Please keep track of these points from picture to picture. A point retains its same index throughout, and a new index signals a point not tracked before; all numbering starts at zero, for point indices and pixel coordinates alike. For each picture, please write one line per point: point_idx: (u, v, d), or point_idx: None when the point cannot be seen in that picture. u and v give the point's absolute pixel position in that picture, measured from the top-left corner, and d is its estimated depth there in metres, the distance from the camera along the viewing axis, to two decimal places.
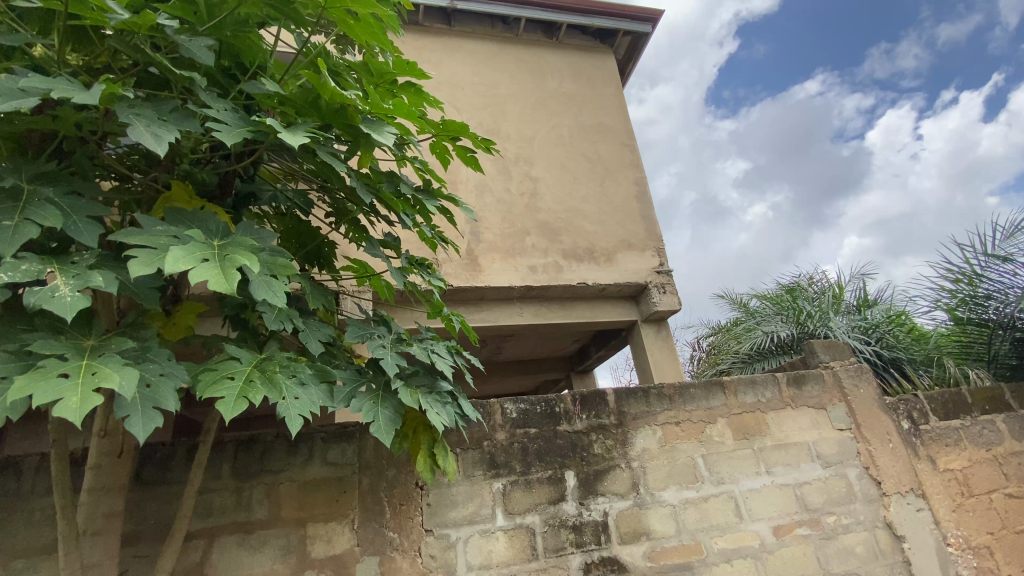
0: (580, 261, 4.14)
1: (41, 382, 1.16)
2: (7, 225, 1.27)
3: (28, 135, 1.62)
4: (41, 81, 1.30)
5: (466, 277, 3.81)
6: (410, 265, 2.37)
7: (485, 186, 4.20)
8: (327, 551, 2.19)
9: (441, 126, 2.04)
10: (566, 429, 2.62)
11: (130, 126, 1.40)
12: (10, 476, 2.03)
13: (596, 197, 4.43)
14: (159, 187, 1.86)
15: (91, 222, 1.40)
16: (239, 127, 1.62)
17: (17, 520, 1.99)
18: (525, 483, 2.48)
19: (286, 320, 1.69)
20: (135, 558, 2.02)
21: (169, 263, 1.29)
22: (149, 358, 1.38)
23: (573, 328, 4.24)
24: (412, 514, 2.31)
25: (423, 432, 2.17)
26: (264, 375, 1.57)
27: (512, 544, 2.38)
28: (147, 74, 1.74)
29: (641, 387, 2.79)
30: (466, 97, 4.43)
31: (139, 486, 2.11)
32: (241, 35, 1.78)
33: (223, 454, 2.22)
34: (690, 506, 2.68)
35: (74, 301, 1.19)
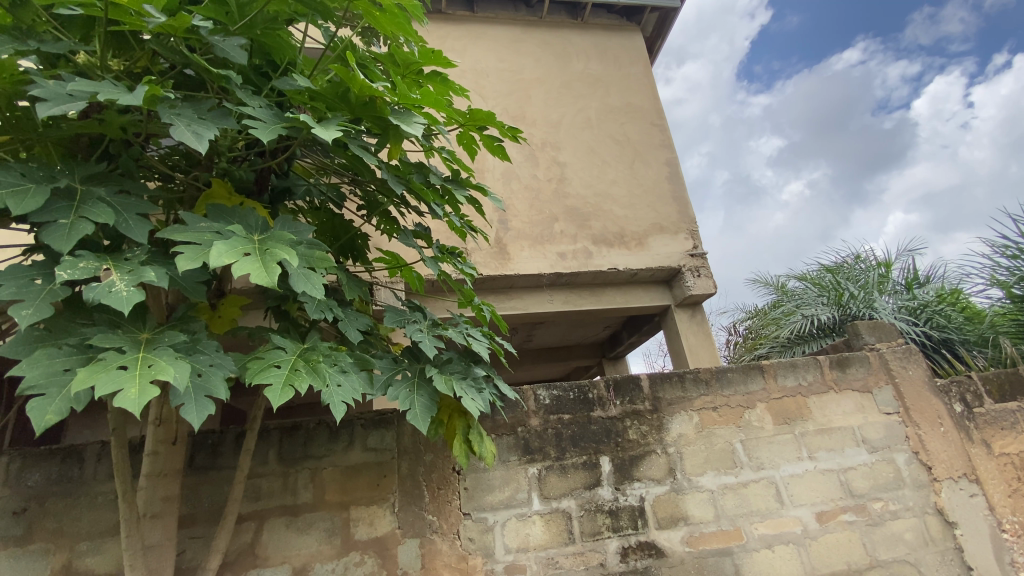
0: (610, 246, 4.08)
1: (102, 374, 1.23)
2: (64, 223, 1.34)
3: (77, 140, 1.70)
4: (88, 84, 1.35)
5: (495, 265, 3.82)
6: (441, 255, 2.39)
7: (513, 173, 4.18)
8: (370, 533, 2.26)
9: (468, 115, 2.04)
10: (601, 415, 2.61)
11: (172, 126, 1.46)
12: (74, 463, 2.17)
13: (625, 179, 4.35)
14: (199, 185, 1.93)
15: (140, 219, 1.46)
16: (274, 123, 1.66)
17: (83, 504, 2.14)
18: (560, 468, 2.49)
19: (327, 309, 1.75)
20: (192, 539, 2.14)
21: (214, 258, 1.34)
22: (199, 350, 1.44)
23: (605, 314, 4.20)
24: (450, 498, 2.36)
25: (458, 417, 2.22)
26: (308, 364, 1.61)
27: (549, 528, 2.40)
28: (184, 76, 1.80)
29: (676, 372, 2.75)
30: (491, 84, 4.39)
31: (192, 472, 2.22)
32: (271, 33, 1.81)
33: (269, 441, 2.31)
34: (728, 492, 2.65)
35: (129, 295, 1.25)
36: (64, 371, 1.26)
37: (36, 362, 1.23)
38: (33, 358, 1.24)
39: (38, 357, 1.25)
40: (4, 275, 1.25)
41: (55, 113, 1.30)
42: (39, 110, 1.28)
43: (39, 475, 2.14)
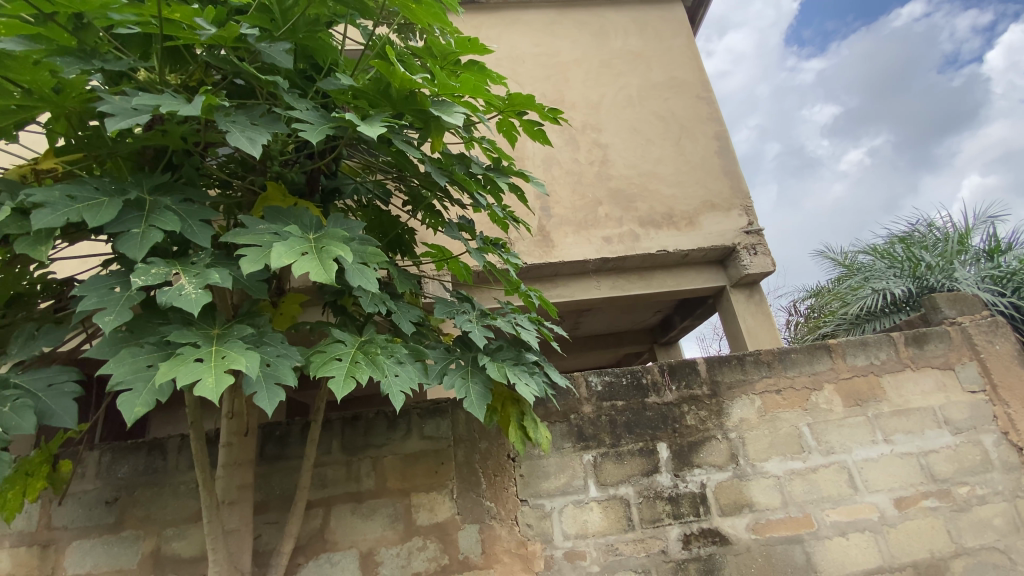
0: (658, 227, 3.97)
1: (181, 366, 1.31)
2: (137, 233, 1.42)
3: (144, 153, 1.81)
4: (151, 98, 1.43)
5: (540, 254, 3.79)
6: (486, 245, 2.39)
7: (554, 158, 4.12)
8: (431, 519, 2.32)
9: (507, 100, 2.02)
10: (656, 401, 2.55)
11: (228, 133, 1.52)
12: (158, 455, 2.35)
13: (672, 157, 4.20)
14: (255, 189, 2.02)
15: (204, 225, 1.54)
16: (322, 124, 1.69)
17: (168, 492, 2.31)
18: (616, 455, 2.46)
19: (382, 301, 1.80)
20: (266, 524, 2.27)
21: (275, 258, 1.39)
22: (266, 341, 1.51)
23: (655, 298, 4.10)
24: (507, 484, 2.39)
25: (512, 405, 2.24)
26: (367, 356, 1.66)
27: (607, 515, 2.38)
28: (235, 86, 1.88)
29: (735, 355, 2.65)
30: (528, 70, 4.33)
31: (264, 461, 2.35)
32: (314, 36, 1.85)
33: (332, 431, 2.41)
34: (796, 478, 2.53)
35: (199, 297, 1.32)
36: (147, 367, 1.35)
37: (123, 360, 1.32)
38: (120, 356, 1.33)
39: (124, 356, 1.34)
40: (87, 286, 1.35)
41: (124, 126, 1.38)
42: (109, 124, 1.37)
43: (128, 467, 2.33)
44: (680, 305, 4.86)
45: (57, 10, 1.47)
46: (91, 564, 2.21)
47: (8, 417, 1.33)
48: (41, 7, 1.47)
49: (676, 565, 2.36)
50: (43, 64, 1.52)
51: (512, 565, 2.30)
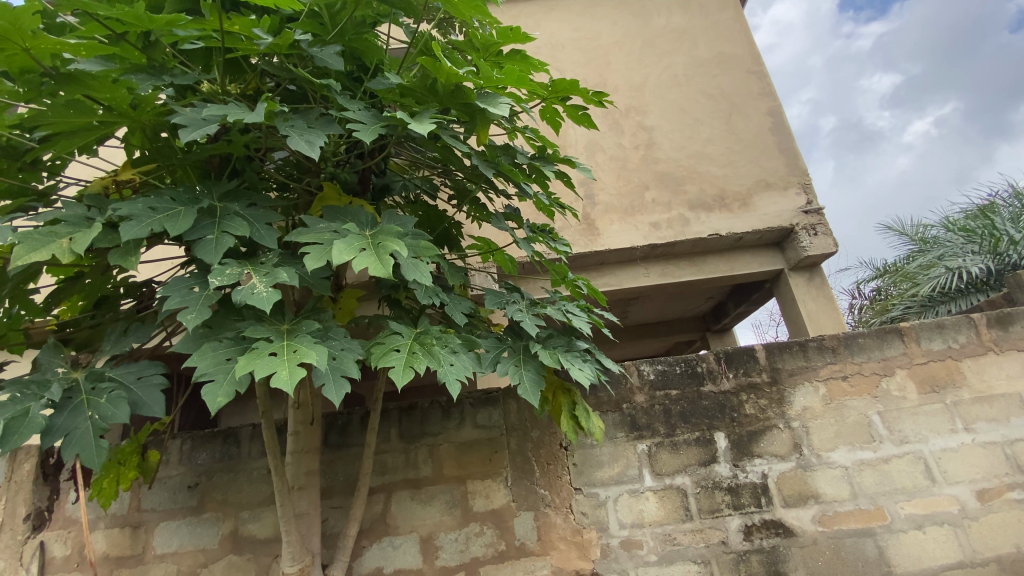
0: (709, 210, 3.84)
1: (258, 359, 1.39)
2: (212, 238, 1.52)
3: (210, 163, 1.94)
4: (218, 109, 1.52)
5: (586, 242, 3.76)
6: (534, 234, 2.39)
7: (597, 144, 4.05)
8: (487, 506, 2.37)
9: (551, 87, 2.01)
10: (712, 390, 2.49)
11: (288, 137, 1.59)
12: (233, 443, 2.51)
13: (722, 136, 4.04)
14: (312, 190, 2.11)
15: (270, 228, 1.62)
16: (373, 124, 1.74)
17: (243, 477, 2.47)
18: (671, 445, 2.42)
19: (435, 294, 1.84)
20: (332, 508, 2.39)
21: (336, 256, 1.45)
22: (331, 336, 1.59)
23: (708, 284, 3.98)
24: (560, 473, 2.40)
25: (563, 394, 2.25)
26: (423, 347, 1.71)
27: (664, 504, 2.36)
28: (289, 92, 1.96)
29: (797, 341, 2.54)
30: (568, 55, 4.26)
31: (328, 448, 2.47)
32: (361, 38, 1.90)
33: (390, 421, 2.50)
34: (866, 468, 2.41)
35: (271, 295, 1.40)
36: (226, 360, 1.44)
37: (205, 354, 1.41)
38: (202, 350, 1.42)
39: (206, 349, 1.43)
40: (171, 288, 1.45)
41: (195, 137, 1.47)
42: (183, 136, 1.46)
43: (206, 454, 2.51)
44: (734, 291, 4.70)
45: (126, 29, 1.57)
46: (177, 544, 2.40)
47: (105, 408, 1.47)
48: (113, 27, 1.58)
49: (737, 556, 2.31)
50: (120, 82, 1.61)
51: (569, 553, 2.31)
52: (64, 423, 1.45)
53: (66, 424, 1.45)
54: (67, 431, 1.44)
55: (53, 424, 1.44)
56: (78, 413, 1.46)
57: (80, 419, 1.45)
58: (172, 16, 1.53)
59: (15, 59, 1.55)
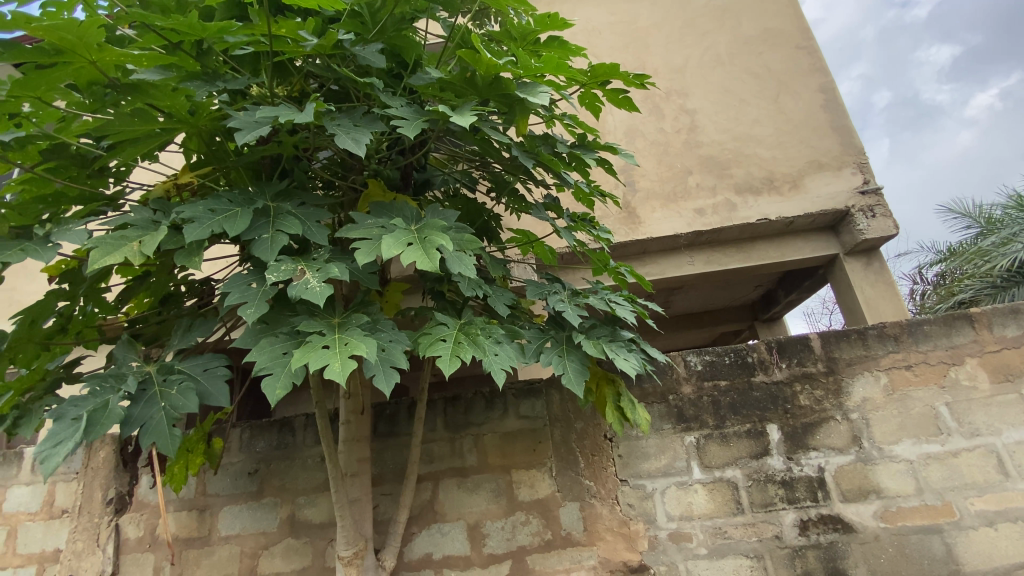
0: (757, 194, 3.69)
1: (312, 352, 1.44)
2: (267, 237, 1.58)
3: (262, 165, 2.03)
4: (270, 111, 1.57)
5: (627, 230, 3.68)
6: (575, 223, 2.37)
7: (637, 130, 3.95)
8: (533, 495, 2.39)
9: (591, 72, 1.97)
10: (764, 380, 2.41)
11: (335, 136, 1.63)
12: (289, 431, 2.63)
13: (770, 116, 3.87)
14: (357, 187, 2.17)
15: (320, 225, 1.67)
16: (416, 119, 1.76)
17: (299, 464, 2.59)
18: (720, 437, 2.37)
19: (477, 286, 1.86)
20: (382, 495, 2.46)
21: (385, 250, 1.49)
22: (380, 328, 1.63)
23: (757, 271, 3.84)
24: (606, 464, 2.38)
25: (607, 385, 2.23)
26: (468, 337, 1.73)
27: (714, 497, 2.31)
28: (333, 91, 2.01)
29: (855, 330, 2.41)
30: (605, 40, 4.16)
31: (378, 437, 2.55)
32: (400, 34, 1.92)
33: (436, 411, 2.55)
34: (933, 462, 2.28)
35: (322, 290, 1.44)
36: (283, 354, 1.49)
37: (263, 349, 1.47)
38: (261, 345, 1.48)
39: (264, 344, 1.49)
40: (231, 285, 1.52)
41: (250, 139, 1.53)
42: (238, 139, 1.52)
43: (264, 442, 2.63)
44: (785, 278, 4.52)
45: (181, 38, 1.65)
46: (240, 526, 2.54)
47: (177, 398, 1.56)
48: (170, 37, 1.67)
49: (792, 552, 2.23)
50: (179, 90, 1.70)
51: (616, 544, 2.30)
52: (140, 414, 1.54)
53: (142, 414, 1.54)
54: (143, 421, 1.53)
55: (130, 415, 1.53)
56: (152, 404, 1.56)
57: (154, 409, 1.55)
58: (224, 23, 1.60)
59: (83, 72, 1.65)
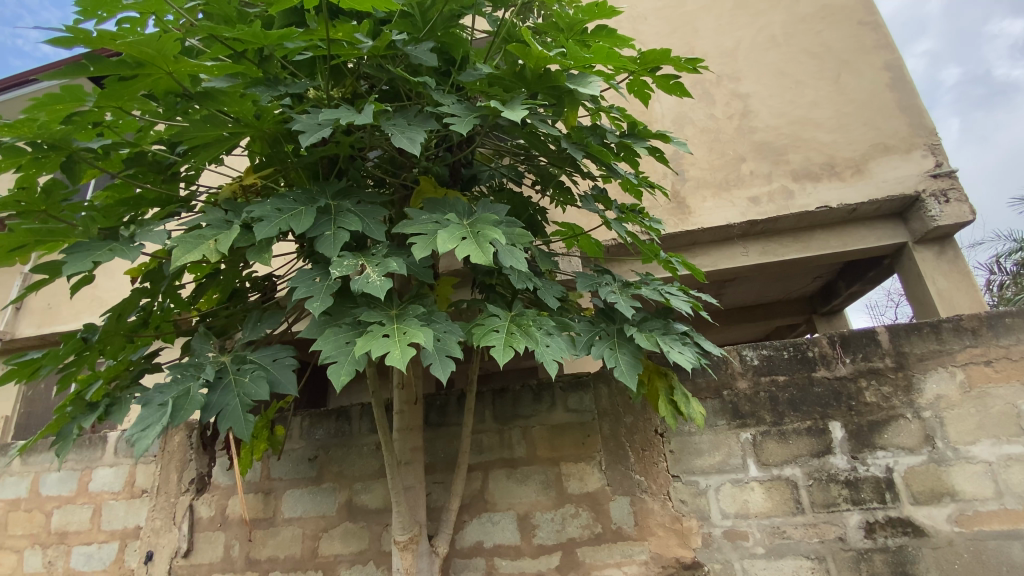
0: (816, 180, 3.52)
1: (373, 340, 1.49)
2: (330, 233, 1.66)
3: (320, 165, 2.11)
4: (331, 113, 1.63)
5: (675, 221, 3.59)
6: (624, 215, 2.35)
7: (686, 117, 3.84)
8: (582, 488, 2.39)
9: (640, 59, 1.94)
10: (826, 376, 2.31)
11: (392, 135, 1.68)
12: (345, 420, 2.75)
13: (830, 98, 3.67)
14: (408, 184, 2.23)
15: (379, 222, 1.73)
16: (467, 115, 1.79)
17: (355, 452, 2.70)
18: (779, 434, 2.29)
19: (528, 279, 1.87)
20: (434, 483, 2.53)
21: (441, 244, 1.52)
22: (435, 319, 1.67)
23: (815, 262, 3.67)
24: (657, 459, 2.35)
25: (660, 378, 2.21)
26: (521, 328, 1.74)
27: (772, 496, 2.24)
28: (385, 91, 2.07)
29: (928, 323, 2.27)
30: (651, 26, 4.05)
31: (430, 428, 2.62)
32: (449, 31, 1.95)
33: (485, 403, 2.59)
34: (1015, 464, 2.13)
35: (382, 283, 1.49)
36: (346, 343, 1.56)
37: (328, 338, 1.54)
38: (326, 334, 1.55)
39: (329, 334, 1.56)
40: (298, 279, 1.60)
41: (313, 141, 1.59)
42: (303, 141, 1.59)
43: (323, 430, 2.76)
44: (846, 270, 4.30)
45: (245, 46, 1.75)
46: (302, 509, 2.68)
47: (249, 386, 1.66)
48: (235, 47, 1.77)
49: (857, 554, 2.14)
50: (246, 95, 1.78)
51: (668, 539, 2.27)
52: (218, 401, 1.64)
53: (219, 401, 1.64)
54: (220, 407, 1.63)
55: (209, 401, 1.64)
56: (228, 392, 1.66)
57: (230, 396, 1.65)
58: (285, 30, 1.67)
59: (160, 82, 1.76)
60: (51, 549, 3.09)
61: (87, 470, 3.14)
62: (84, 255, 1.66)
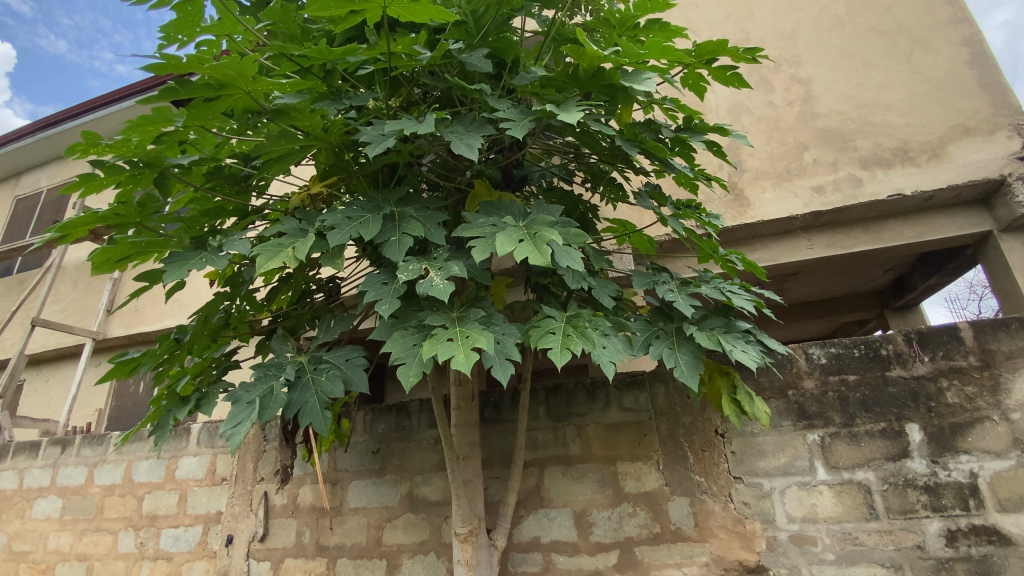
0: (888, 167, 3.31)
1: (439, 344, 1.55)
2: (395, 239, 1.74)
3: (381, 173, 2.21)
4: (394, 124, 1.71)
5: (732, 215, 3.47)
6: (681, 211, 2.30)
7: (743, 106, 3.70)
8: (639, 488, 2.38)
9: (696, 52, 1.90)
10: (901, 375, 2.19)
11: (451, 143, 1.74)
12: (405, 415, 2.86)
13: (901, 78, 3.44)
14: (463, 188, 2.29)
15: (438, 227, 1.79)
16: (523, 119, 1.82)
17: (414, 446, 2.80)
18: (849, 436, 2.19)
19: (583, 278, 1.89)
20: (491, 478, 2.60)
21: (500, 247, 1.57)
22: (495, 321, 1.71)
23: (887, 253, 3.46)
24: (717, 460, 2.30)
25: (721, 377, 2.17)
26: (577, 329, 1.75)
27: (842, 500, 2.15)
28: (439, 97, 2.15)
29: (1018, 318, 2.11)
30: (703, 14, 3.93)
31: (486, 424, 2.68)
32: (501, 36, 1.99)
33: (539, 400, 2.62)
34: None
35: (445, 287, 1.55)
36: (413, 345, 1.63)
37: (397, 340, 1.62)
38: (394, 337, 1.63)
39: (397, 336, 1.64)
40: (368, 283, 1.68)
41: (380, 152, 1.67)
42: (370, 152, 1.67)
43: (385, 424, 2.89)
44: (922, 261, 4.02)
45: (312, 62, 1.85)
46: (366, 499, 2.81)
47: (326, 385, 1.77)
48: (302, 63, 1.87)
49: (938, 564, 2.02)
50: (315, 110, 1.87)
51: (730, 542, 2.22)
52: (298, 398, 1.76)
53: (299, 399, 1.76)
54: (300, 405, 1.75)
55: (290, 399, 1.76)
56: (307, 390, 1.77)
57: (308, 394, 1.76)
58: (349, 46, 1.75)
59: (239, 101, 1.87)
60: (143, 530, 3.40)
61: (174, 459, 3.42)
62: (181, 264, 1.83)
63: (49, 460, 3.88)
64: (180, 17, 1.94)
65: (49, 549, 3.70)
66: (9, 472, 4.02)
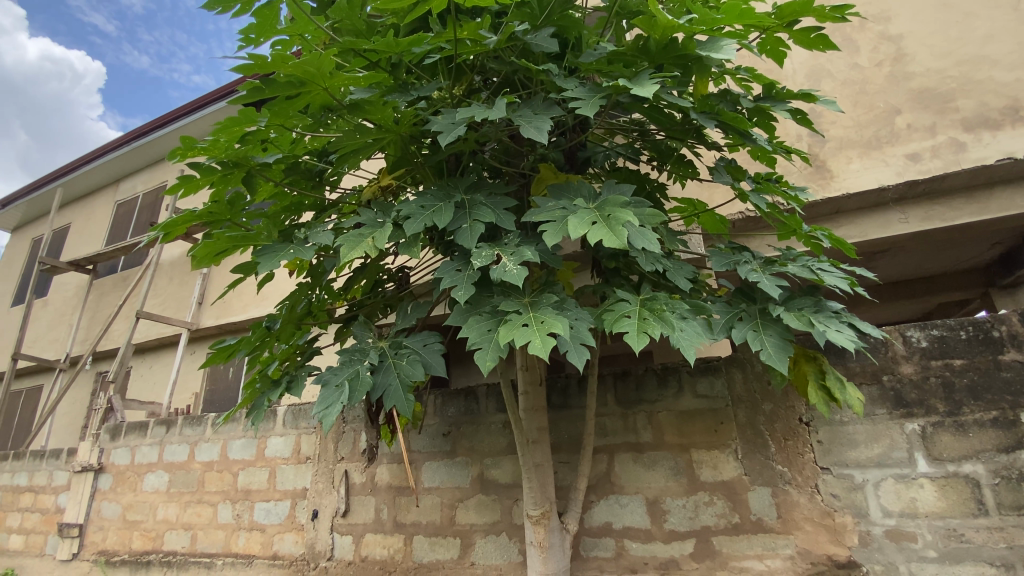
0: (996, 128, 2.97)
1: (515, 329, 1.56)
2: (466, 226, 1.77)
3: (449, 163, 2.24)
4: (465, 112, 1.71)
5: (811, 189, 3.23)
6: (761, 185, 2.18)
7: (824, 70, 3.41)
8: (716, 476, 2.30)
9: (776, 15, 1.78)
10: (1016, 359, 1.98)
11: (520, 127, 1.72)
12: (474, 400, 2.92)
13: (1012, 28, 3.06)
14: (527, 173, 2.28)
15: (507, 213, 1.79)
16: (592, 98, 1.78)
17: (484, 429, 2.86)
18: (955, 426, 2.00)
19: (656, 261, 1.84)
20: (561, 462, 2.60)
21: (573, 230, 1.55)
22: (567, 307, 1.70)
23: (994, 225, 3.11)
24: (802, 450, 2.18)
25: (807, 362, 2.06)
26: (653, 313, 1.70)
27: (946, 495, 1.97)
28: (502, 82, 2.14)
29: None
30: None
31: (554, 409, 2.69)
32: (566, 14, 1.94)
33: (607, 387, 2.59)
34: None
35: (519, 272, 1.55)
36: (488, 330, 1.65)
37: (472, 326, 1.65)
38: (470, 322, 1.67)
39: (473, 322, 1.67)
40: (443, 270, 1.72)
41: (451, 140, 1.68)
42: (442, 140, 1.68)
43: (455, 408, 2.97)
44: None
45: (380, 56, 1.89)
46: (439, 480, 2.91)
47: (408, 368, 1.83)
48: (371, 58, 1.92)
49: None
50: (387, 102, 1.90)
51: (818, 535, 2.11)
52: (381, 381, 1.84)
53: (383, 382, 1.83)
54: (384, 388, 1.82)
55: (375, 382, 1.84)
56: (389, 373, 1.84)
57: (391, 378, 1.83)
58: (416, 36, 1.77)
59: (316, 98, 1.94)
60: (239, 503, 3.71)
61: (263, 439, 3.69)
62: (271, 256, 1.94)
63: (156, 438, 4.31)
64: (259, 21, 2.04)
65: (159, 518, 4.12)
66: (123, 449, 4.51)
